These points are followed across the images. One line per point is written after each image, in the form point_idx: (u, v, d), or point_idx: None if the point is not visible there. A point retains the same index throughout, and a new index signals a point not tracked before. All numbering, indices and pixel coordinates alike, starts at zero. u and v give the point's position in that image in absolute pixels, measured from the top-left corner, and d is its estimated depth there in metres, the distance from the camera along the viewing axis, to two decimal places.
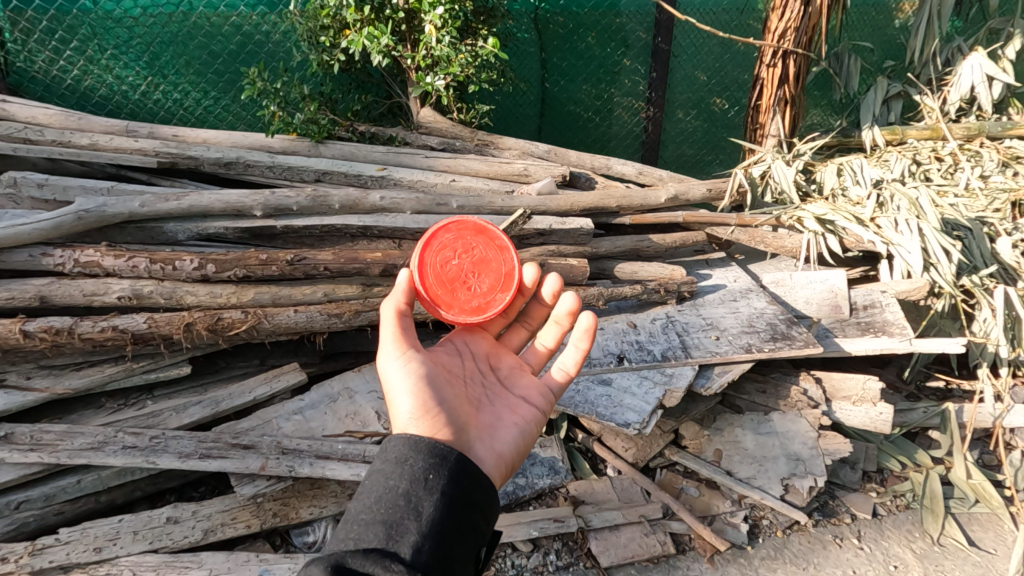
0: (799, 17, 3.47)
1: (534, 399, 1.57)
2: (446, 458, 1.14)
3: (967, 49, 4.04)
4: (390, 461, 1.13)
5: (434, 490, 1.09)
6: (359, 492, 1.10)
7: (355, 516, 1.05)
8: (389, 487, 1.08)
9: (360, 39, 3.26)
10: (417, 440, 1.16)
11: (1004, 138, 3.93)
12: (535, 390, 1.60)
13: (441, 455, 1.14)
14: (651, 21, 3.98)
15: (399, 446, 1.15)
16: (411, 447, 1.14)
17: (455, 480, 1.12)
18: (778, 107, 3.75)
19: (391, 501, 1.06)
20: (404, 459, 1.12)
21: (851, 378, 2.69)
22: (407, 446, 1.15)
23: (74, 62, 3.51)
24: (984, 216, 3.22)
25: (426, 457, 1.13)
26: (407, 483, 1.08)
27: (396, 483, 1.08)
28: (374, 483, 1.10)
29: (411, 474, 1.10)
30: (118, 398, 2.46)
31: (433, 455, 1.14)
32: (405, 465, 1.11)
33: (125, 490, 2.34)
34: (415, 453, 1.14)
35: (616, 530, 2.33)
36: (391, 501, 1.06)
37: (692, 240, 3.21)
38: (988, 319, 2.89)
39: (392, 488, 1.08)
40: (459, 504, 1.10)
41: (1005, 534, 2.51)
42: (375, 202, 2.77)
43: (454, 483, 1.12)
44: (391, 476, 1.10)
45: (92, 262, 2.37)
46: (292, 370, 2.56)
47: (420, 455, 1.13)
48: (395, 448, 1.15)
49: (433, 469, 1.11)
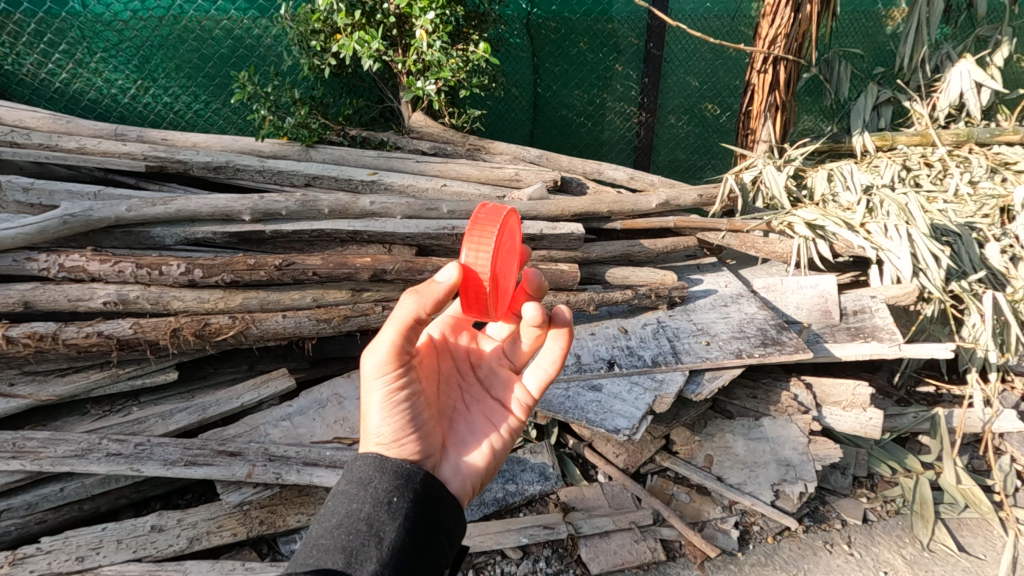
0: (788, 23, 3.48)
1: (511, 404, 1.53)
2: (412, 481, 1.15)
3: (956, 55, 4.08)
4: (354, 483, 1.13)
5: (398, 512, 1.09)
6: (320, 513, 1.09)
7: (316, 537, 1.04)
8: (353, 508, 1.08)
9: (350, 43, 3.25)
10: (383, 461, 1.16)
11: (992, 144, 3.96)
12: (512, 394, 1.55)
13: (407, 478, 1.15)
14: (643, 27, 3.99)
15: (364, 467, 1.15)
16: (377, 469, 1.14)
17: (419, 503, 1.13)
18: (769, 112, 3.77)
19: (353, 523, 1.05)
20: (369, 481, 1.12)
21: (841, 384, 2.71)
22: (373, 467, 1.15)
23: (63, 65, 3.50)
24: (973, 221, 3.24)
25: (390, 479, 1.13)
26: (370, 505, 1.08)
27: (360, 505, 1.08)
28: (337, 504, 1.09)
29: (375, 496, 1.10)
30: (103, 404, 2.43)
31: (398, 476, 1.14)
32: (370, 487, 1.11)
33: (109, 498, 2.31)
34: (380, 474, 1.14)
35: (606, 537, 2.32)
36: (353, 523, 1.05)
37: (683, 245, 3.22)
38: (978, 325, 2.90)
39: (354, 511, 1.07)
40: (422, 528, 1.10)
41: (995, 540, 2.50)
42: (364, 206, 2.76)
43: (417, 505, 1.12)
44: (355, 498, 1.09)
45: (77, 267, 2.35)
46: (280, 376, 2.53)
47: (385, 477, 1.13)
48: (361, 469, 1.15)
49: (398, 492, 1.12)
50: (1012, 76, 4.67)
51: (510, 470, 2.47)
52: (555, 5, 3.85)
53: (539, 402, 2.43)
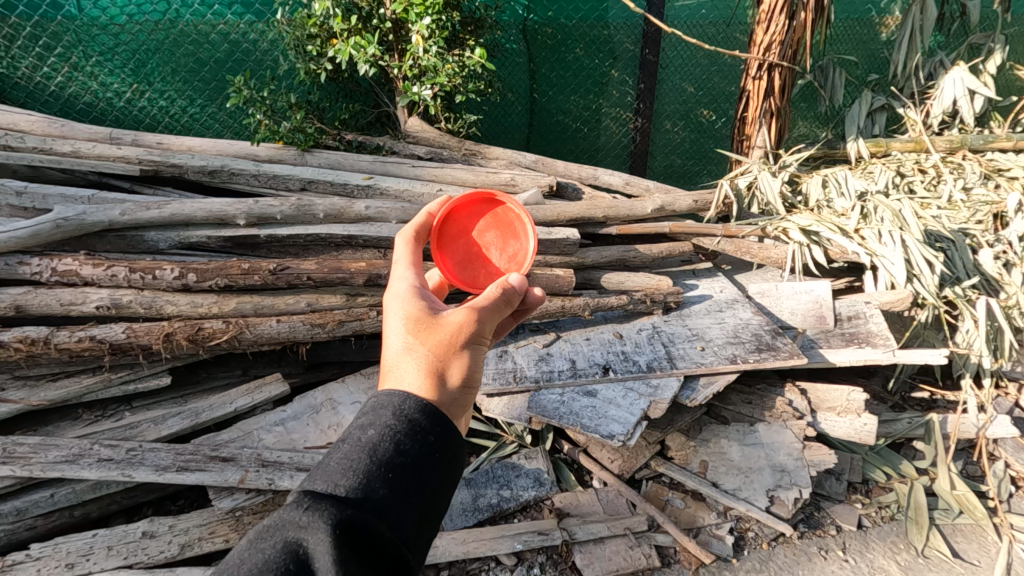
0: (783, 30, 3.51)
1: None
2: (455, 439, 1.03)
3: (949, 62, 4.11)
4: (402, 421, 0.99)
5: (439, 468, 0.98)
6: (360, 439, 0.96)
7: (354, 465, 0.91)
8: (402, 450, 0.95)
9: (346, 48, 3.26)
10: (432, 408, 1.04)
11: (986, 151, 3.97)
12: None
13: (450, 432, 1.03)
14: (639, 33, 4.00)
15: (414, 408, 1.02)
16: (427, 415, 1.02)
17: (454, 462, 1.02)
18: (764, 118, 3.78)
19: (401, 466, 0.93)
20: (418, 424, 1.00)
21: (836, 389, 2.71)
22: (422, 411, 1.02)
23: (58, 69, 3.50)
24: (966, 228, 3.26)
25: (439, 431, 1.01)
26: (417, 453, 0.96)
27: (409, 448, 0.96)
28: (382, 437, 0.96)
29: (423, 444, 0.98)
30: (95, 409, 2.42)
31: (444, 427, 1.02)
32: (420, 432, 0.98)
33: (100, 504, 2.29)
34: (429, 418, 1.01)
35: (601, 543, 2.31)
36: (398, 467, 0.93)
37: (678, 251, 3.22)
38: (971, 330, 2.89)
39: (400, 451, 0.95)
40: (449, 490, 1.00)
41: (989, 546, 2.50)
42: (359, 211, 2.75)
43: (455, 461, 1.02)
44: (404, 439, 0.97)
45: (70, 271, 2.34)
46: (274, 381, 2.52)
47: (434, 426, 1.01)
48: (408, 408, 1.02)
49: (442, 446, 1.00)
50: (1006, 84, 4.70)
51: (504, 475, 2.50)
52: (552, 11, 3.87)
53: (534, 407, 2.44)
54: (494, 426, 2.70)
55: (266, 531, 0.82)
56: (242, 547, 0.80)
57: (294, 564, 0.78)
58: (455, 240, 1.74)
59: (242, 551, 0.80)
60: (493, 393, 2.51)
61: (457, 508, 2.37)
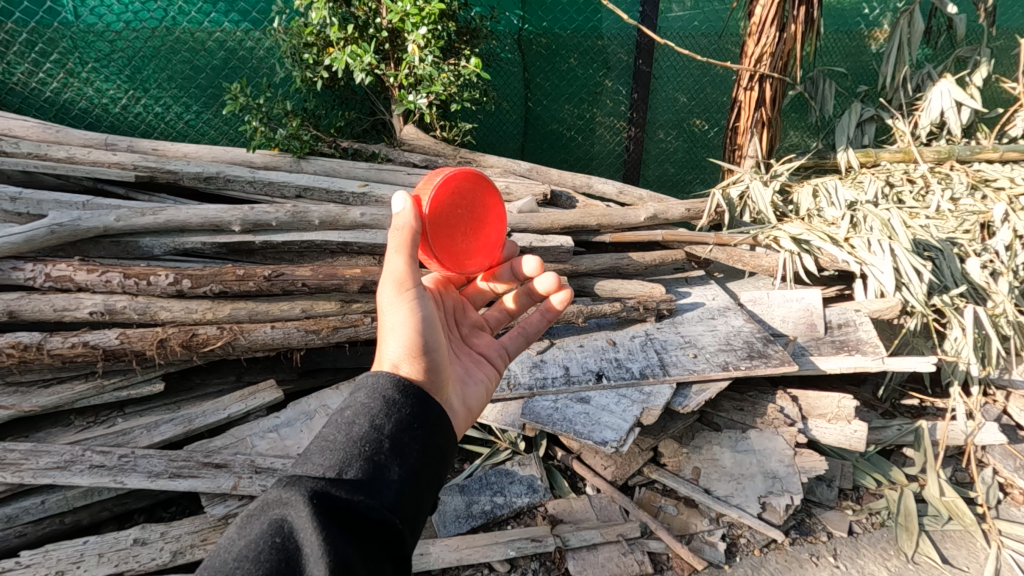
0: (774, 42, 3.57)
1: (492, 358, 1.55)
2: (432, 411, 1.01)
3: (936, 75, 4.18)
4: (377, 399, 0.99)
5: (418, 441, 0.96)
6: (336, 422, 0.95)
7: (332, 445, 0.90)
8: (376, 425, 0.94)
9: (342, 57, 3.28)
10: (405, 384, 1.02)
11: (973, 161, 4.04)
12: (493, 349, 1.58)
13: (427, 405, 1.02)
14: (632, 43, 4.06)
15: (386, 386, 1.01)
16: (400, 391, 1.01)
17: (435, 435, 1.00)
18: (756, 128, 3.84)
19: (377, 439, 0.92)
20: (391, 401, 0.98)
21: (826, 397, 2.74)
22: (394, 387, 1.02)
23: (54, 74, 3.51)
24: (954, 237, 3.31)
25: (414, 405, 1.00)
26: (392, 428, 0.95)
27: (383, 423, 0.94)
28: (358, 417, 0.95)
29: (398, 419, 0.96)
30: (87, 415, 2.41)
31: (419, 401, 1.01)
32: (393, 408, 0.98)
33: (91, 510, 2.28)
34: (403, 397, 1.00)
35: (594, 550, 2.31)
36: (374, 442, 0.91)
37: (671, 259, 3.26)
38: (959, 338, 2.93)
39: (376, 426, 0.94)
40: (435, 461, 0.97)
41: (978, 551, 2.52)
42: (355, 218, 2.78)
43: (435, 434, 1.00)
44: (378, 416, 0.96)
45: (64, 276, 2.34)
46: (268, 388, 2.52)
47: (408, 401, 1.00)
48: (380, 387, 1.01)
49: (419, 419, 0.98)
50: (991, 96, 4.80)
51: (498, 482, 2.52)
52: (547, 21, 3.92)
53: (527, 414, 2.46)
54: (488, 432, 2.71)
55: (252, 515, 0.79)
56: (231, 533, 0.77)
57: (280, 539, 0.75)
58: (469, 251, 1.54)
59: (229, 537, 0.76)
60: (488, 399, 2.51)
61: (450, 514, 2.38)
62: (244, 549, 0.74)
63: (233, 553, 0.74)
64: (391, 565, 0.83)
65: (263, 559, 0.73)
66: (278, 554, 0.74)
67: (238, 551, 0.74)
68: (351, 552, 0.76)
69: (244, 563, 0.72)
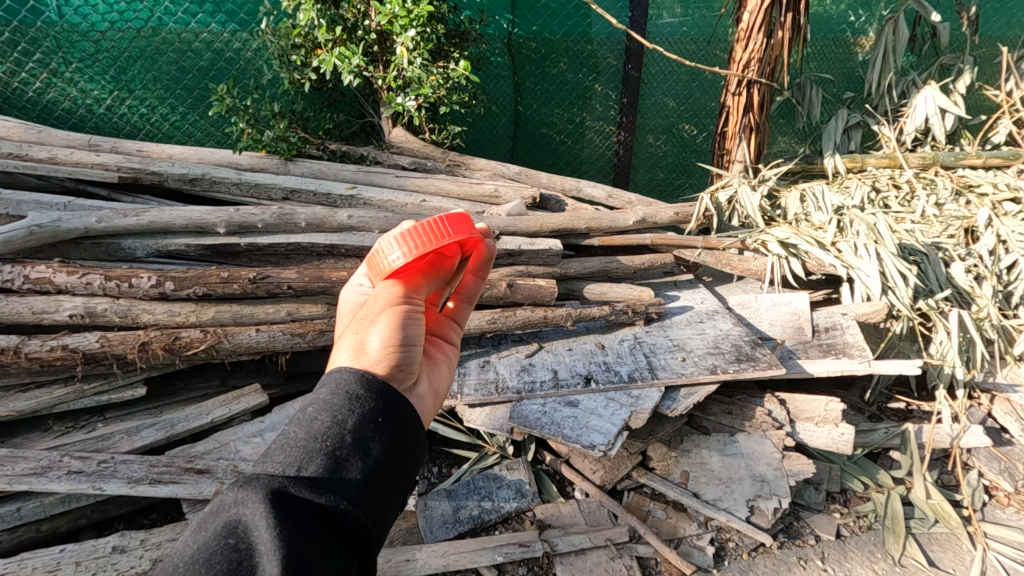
0: (761, 47, 3.59)
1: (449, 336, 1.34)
2: (400, 405, 0.95)
3: (921, 82, 4.24)
4: (340, 394, 0.92)
5: (385, 436, 0.91)
6: (298, 416, 0.90)
7: (292, 442, 0.86)
8: (339, 421, 0.88)
9: (330, 58, 3.27)
10: (371, 379, 0.95)
11: (957, 167, 4.09)
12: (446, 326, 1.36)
13: (392, 401, 0.95)
14: (622, 48, 4.07)
15: (350, 380, 0.93)
16: (365, 385, 0.93)
17: (403, 431, 0.94)
18: (744, 133, 3.85)
19: (338, 437, 0.87)
20: (355, 395, 0.92)
21: (813, 400, 2.74)
22: (359, 382, 0.94)
23: (36, 74, 3.46)
24: (939, 242, 3.34)
25: (379, 399, 0.93)
26: (356, 423, 0.89)
27: (346, 419, 0.89)
28: (320, 412, 0.90)
29: (362, 413, 0.90)
30: (66, 420, 2.37)
31: (385, 396, 0.94)
32: (355, 404, 0.91)
33: (69, 518, 2.24)
34: (367, 393, 0.93)
35: (582, 554, 2.29)
36: (336, 437, 0.86)
37: (660, 262, 3.26)
38: (945, 342, 2.94)
39: (336, 423, 0.88)
40: (402, 457, 0.93)
41: (964, 554, 2.52)
42: (342, 220, 2.75)
43: (402, 428, 0.94)
44: (342, 410, 0.90)
45: (43, 278, 2.30)
46: (252, 392, 2.49)
47: (373, 395, 0.93)
48: (344, 382, 0.93)
49: (384, 413, 0.92)
50: (975, 103, 4.88)
51: (485, 486, 2.50)
52: (536, 26, 3.94)
53: (515, 418, 2.43)
54: (476, 437, 2.69)
55: (208, 516, 0.77)
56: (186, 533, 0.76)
57: (233, 540, 0.74)
58: (434, 279, 1.23)
59: (184, 539, 0.75)
60: (475, 403, 2.50)
61: (437, 520, 2.36)
62: (196, 552, 0.73)
63: (185, 556, 0.72)
64: (356, 561, 0.81)
65: (215, 561, 0.72)
66: (231, 555, 0.73)
67: (188, 555, 0.72)
68: (309, 552, 0.75)
69: (195, 566, 0.71)
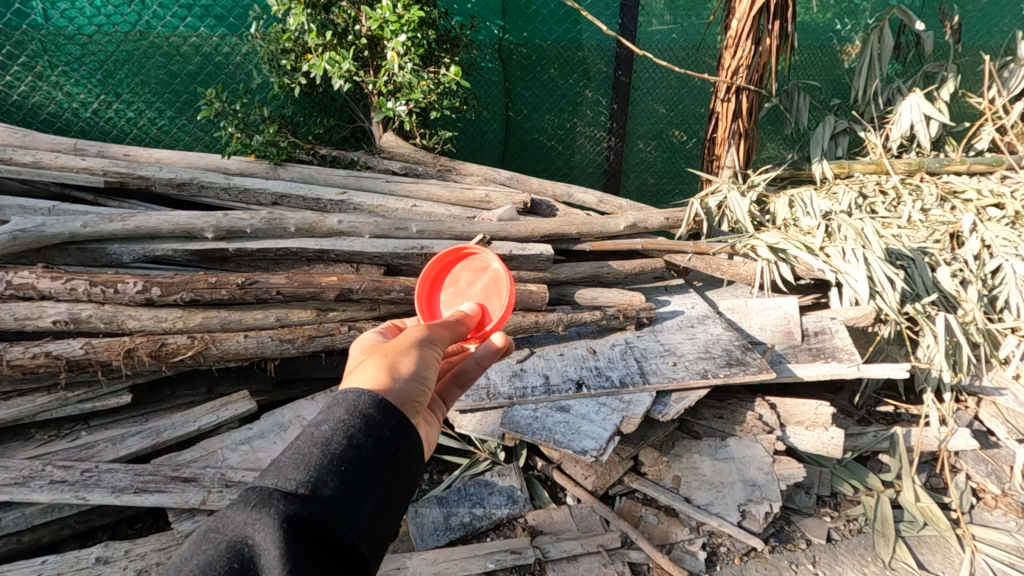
0: (750, 54, 3.63)
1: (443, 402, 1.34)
2: (414, 433, 0.94)
3: (906, 89, 4.29)
4: (357, 413, 0.90)
5: (397, 463, 0.89)
6: (312, 431, 0.87)
7: (305, 460, 0.83)
8: (355, 444, 0.86)
9: (321, 63, 3.26)
10: (390, 404, 0.93)
11: (942, 173, 4.14)
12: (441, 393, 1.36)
13: (408, 428, 0.94)
14: (612, 55, 4.10)
15: (369, 402, 0.92)
16: (384, 409, 0.92)
17: (411, 458, 0.94)
18: (733, 139, 3.87)
19: (353, 460, 0.84)
20: (373, 418, 0.90)
21: (804, 403, 2.75)
22: (377, 407, 0.92)
23: (22, 77, 3.42)
24: (925, 246, 3.38)
25: (397, 424, 0.92)
26: (371, 447, 0.87)
27: (362, 442, 0.86)
28: (335, 430, 0.87)
29: (378, 437, 0.89)
30: (49, 429, 2.33)
31: (401, 422, 0.93)
32: (373, 428, 0.89)
33: (51, 528, 2.19)
34: (385, 416, 0.91)
35: (574, 561, 2.28)
36: (351, 461, 0.84)
37: (651, 267, 3.27)
38: (931, 345, 2.96)
39: (352, 445, 0.86)
40: (410, 483, 0.92)
41: (952, 556, 2.54)
42: (332, 226, 2.68)
43: (413, 456, 0.93)
44: (358, 432, 0.87)
45: (26, 284, 2.26)
46: (240, 399, 2.45)
47: (390, 420, 0.91)
48: (362, 403, 0.92)
49: (399, 440, 0.91)
50: (958, 110, 4.96)
51: (477, 493, 2.48)
52: (527, 32, 3.95)
53: (507, 423, 2.42)
54: (467, 443, 2.68)
55: (212, 530, 0.76)
56: (186, 548, 0.74)
57: (238, 564, 0.72)
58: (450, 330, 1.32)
59: (185, 554, 0.73)
60: (466, 409, 2.48)
61: (428, 527, 2.34)
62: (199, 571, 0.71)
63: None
64: None
65: None
66: None
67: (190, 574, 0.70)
68: None
69: None
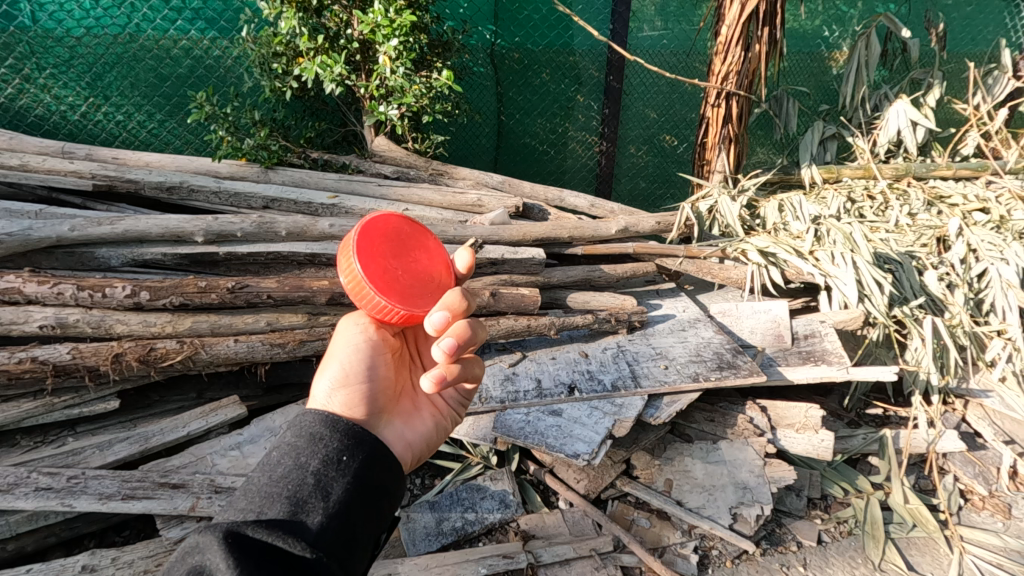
0: (739, 61, 3.67)
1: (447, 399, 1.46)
2: (366, 443, 1.02)
3: (892, 96, 4.35)
4: (303, 436, 1.00)
5: (348, 473, 0.97)
6: (262, 463, 0.97)
7: (255, 489, 0.92)
8: (301, 462, 0.95)
9: (312, 66, 3.26)
10: (336, 420, 1.03)
11: (929, 178, 4.19)
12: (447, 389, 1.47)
13: (359, 439, 1.02)
14: (604, 60, 4.12)
15: (314, 423, 1.02)
16: (329, 425, 1.02)
17: (367, 468, 1.00)
18: (723, 144, 3.90)
19: (300, 478, 0.93)
20: (319, 436, 1.00)
21: (794, 406, 2.76)
22: (324, 424, 1.02)
23: (9, 80, 3.39)
24: (913, 250, 3.42)
25: (343, 437, 1.01)
26: (318, 463, 0.96)
27: (308, 460, 0.96)
28: (283, 457, 0.97)
29: (325, 453, 0.98)
30: (35, 435, 2.30)
31: (349, 435, 1.01)
32: (319, 445, 0.99)
33: (37, 536, 2.16)
34: (331, 432, 1.01)
35: (566, 565, 2.27)
36: (297, 478, 0.93)
37: (642, 271, 3.29)
38: (919, 348, 3.00)
39: (299, 465, 0.95)
40: (370, 492, 0.98)
41: (941, 558, 2.57)
42: (323, 229, 2.70)
43: (368, 466, 1.00)
44: (305, 452, 0.97)
45: (11, 288, 2.23)
46: (230, 404, 2.43)
47: (337, 434, 1.01)
48: (308, 425, 1.02)
49: (349, 451, 1.00)
50: (944, 116, 5.04)
51: (469, 498, 2.47)
52: (519, 37, 3.98)
53: (499, 427, 2.42)
54: (460, 447, 2.66)
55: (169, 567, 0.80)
56: None
57: None
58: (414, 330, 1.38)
59: None
60: None
61: (420, 532, 2.32)
62: None
63: None
64: None
65: None
66: None
67: None
68: None
69: None
